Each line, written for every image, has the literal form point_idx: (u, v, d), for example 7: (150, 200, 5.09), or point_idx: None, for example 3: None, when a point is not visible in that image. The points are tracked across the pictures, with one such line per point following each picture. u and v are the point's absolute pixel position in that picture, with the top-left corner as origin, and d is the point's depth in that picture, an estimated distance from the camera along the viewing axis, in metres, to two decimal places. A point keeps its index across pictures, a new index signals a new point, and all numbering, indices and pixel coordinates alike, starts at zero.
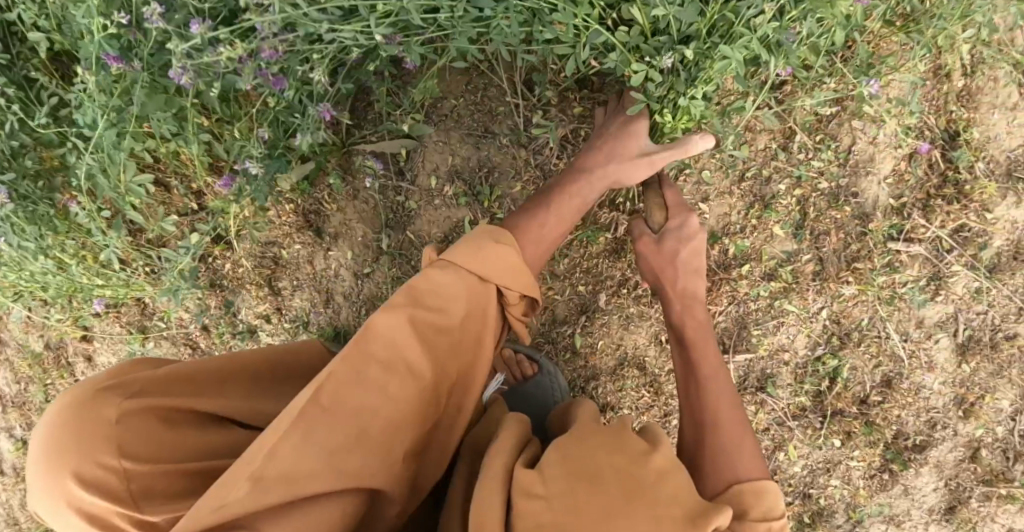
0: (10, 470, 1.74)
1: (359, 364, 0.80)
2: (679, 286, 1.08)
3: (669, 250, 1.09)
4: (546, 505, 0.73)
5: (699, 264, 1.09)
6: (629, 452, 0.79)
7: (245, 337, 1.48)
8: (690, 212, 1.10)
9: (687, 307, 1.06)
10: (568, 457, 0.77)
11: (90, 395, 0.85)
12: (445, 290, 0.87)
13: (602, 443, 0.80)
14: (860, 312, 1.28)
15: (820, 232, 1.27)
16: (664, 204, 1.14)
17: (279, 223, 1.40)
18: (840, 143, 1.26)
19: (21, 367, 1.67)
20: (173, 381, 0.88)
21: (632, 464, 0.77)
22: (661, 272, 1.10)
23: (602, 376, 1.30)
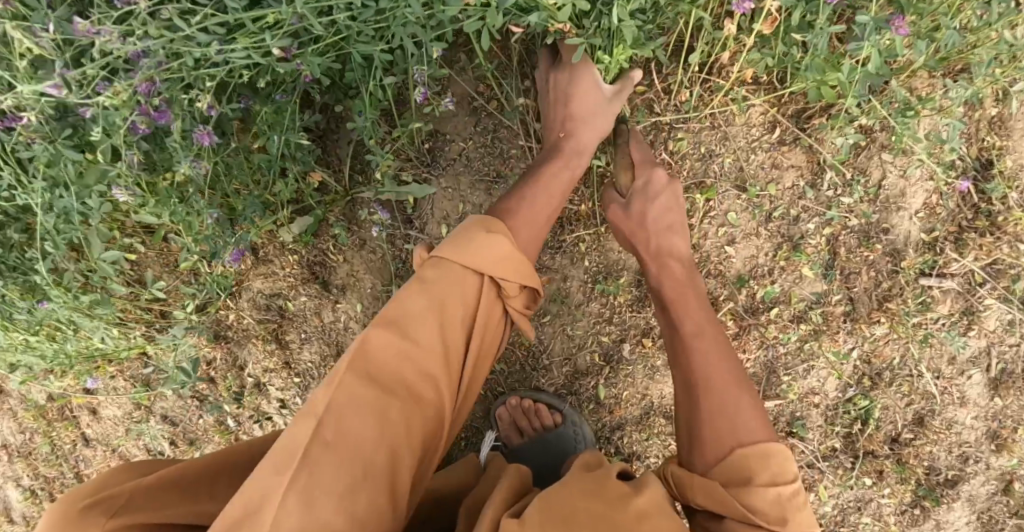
0: (19, 519, 1.68)
1: (357, 392, 0.77)
2: (652, 247, 1.05)
3: (635, 211, 1.07)
4: None
5: (673, 220, 1.06)
6: (608, 499, 0.78)
7: (253, 391, 1.43)
8: (653, 169, 1.08)
9: (663, 266, 1.04)
10: (551, 506, 0.75)
11: (72, 511, 0.81)
12: (446, 296, 0.84)
13: (591, 495, 0.78)
14: (891, 351, 1.24)
15: (850, 271, 1.21)
16: (630, 162, 1.12)
17: (284, 274, 1.36)
18: (870, 178, 1.20)
19: (24, 418, 1.60)
20: (165, 488, 0.85)
21: (611, 509, 0.76)
22: (631, 237, 1.07)
23: (628, 426, 1.25)
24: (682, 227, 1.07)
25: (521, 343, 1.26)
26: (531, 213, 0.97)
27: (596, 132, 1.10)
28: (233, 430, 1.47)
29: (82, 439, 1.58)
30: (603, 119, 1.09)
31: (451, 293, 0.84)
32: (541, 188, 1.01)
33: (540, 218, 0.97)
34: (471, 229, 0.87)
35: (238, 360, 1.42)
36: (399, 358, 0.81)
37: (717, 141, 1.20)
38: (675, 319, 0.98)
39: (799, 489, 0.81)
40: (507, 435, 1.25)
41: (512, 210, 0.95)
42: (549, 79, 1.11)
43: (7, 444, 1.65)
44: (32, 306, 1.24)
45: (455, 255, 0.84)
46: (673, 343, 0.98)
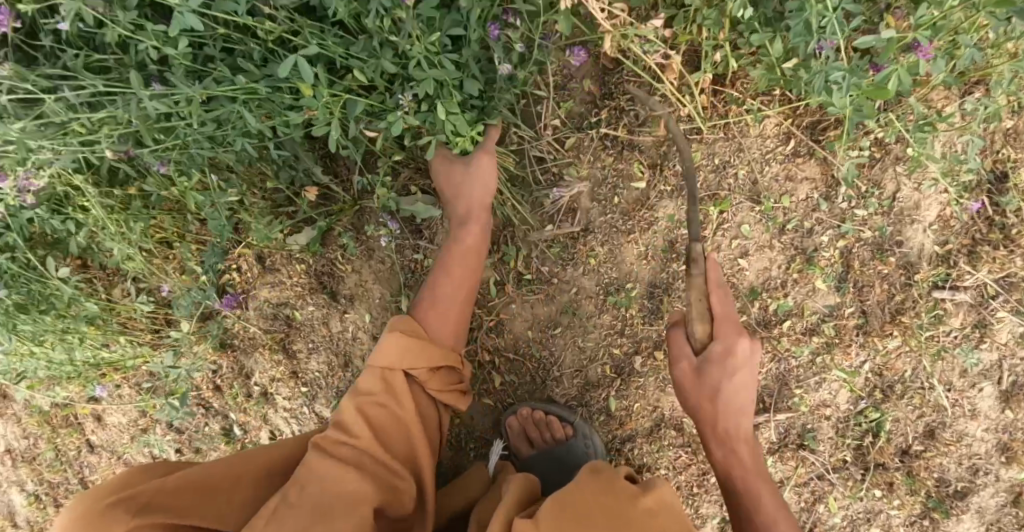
0: (23, 523, 1.66)
1: (316, 463, 0.90)
2: (721, 430, 1.01)
3: (709, 384, 0.99)
4: None
5: (745, 399, 1.00)
6: (619, 498, 0.83)
7: (261, 399, 1.43)
8: (738, 336, 0.98)
9: (732, 450, 1.01)
10: (571, 511, 0.79)
11: (98, 509, 0.88)
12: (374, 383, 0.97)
13: (604, 498, 0.82)
14: (903, 364, 1.23)
15: (863, 284, 1.21)
16: (707, 313, 1.01)
17: (291, 283, 1.35)
18: (884, 190, 1.19)
19: (28, 423, 1.59)
20: (183, 490, 0.91)
21: (622, 508, 0.81)
22: (699, 403, 1.01)
23: (639, 439, 1.24)
24: (756, 392, 1.01)
25: (532, 356, 1.25)
26: (442, 295, 1.05)
27: (484, 196, 1.10)
28: (240, 438, 1.48)
29: (88, 446, 1.58)
30: (483, 182, 1.10)
31: (374, 383, 0.97)
32: (444, 277, 1.07)
33: (444, 302, 1.05)
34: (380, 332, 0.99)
35: (245, 368, 1.43)
36: (348, 439, 0.93)
37: (731, 153, 1.18)
38: (737, 489, 1.00)
39: None
40: (516, 446, 1.24)
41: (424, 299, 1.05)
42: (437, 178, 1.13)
43: (10, 449, 1.63)
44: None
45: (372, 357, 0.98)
46: (733, 507, 1.01)
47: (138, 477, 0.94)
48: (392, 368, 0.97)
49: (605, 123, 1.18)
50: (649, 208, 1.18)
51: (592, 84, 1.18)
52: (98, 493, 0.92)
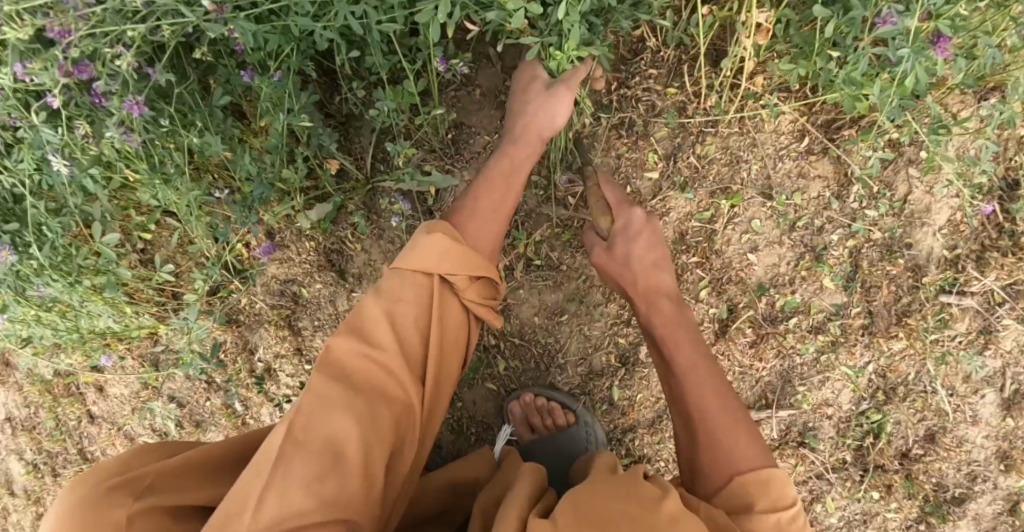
0: (20, 491, 1.65)
1: (326, 392, 0.83)
2: (640, 285, 1.01)
3: (619, 254, 1.02)
4: None
5: (656, 256, 1.02)
6: (640, 500, 0.79)
7: (264, 375, 1.44)
8: (632, 209, 1.04)
9: (653, 304, 1.00)
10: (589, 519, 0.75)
11: (100, 489, 0.82)
12: (404, 292, 0.88)
13: (629, 509, 0.77)
14: (907, 367, 1.24)
15: (871, 284, 1.21)
16: (606, 203, 1.07)
17: (299, 260, 1.36)
18: (896, 192, 1.19)
19: (30, 391, 1.60)
20: (184, 472, 0.86)
21: (643, 510, 0.77)
22: (618, 278, 1.03)
23: (640, 429, 1.24)
24: (672, 264, 1.03)
25: (537, 342, 1.25)
26: (481, 206, 0.97)
27: (542, 124, 1.04)
28: (241, 412, 1.49)
29: (89, 416, 1.58)
30: (555, 113, 1.04)
31: (405, 293, 0.88)
32: (488, 184, 1.00)
33: (485, 208, 0.97)
34: (419, 232, 0.90)
35: (249, 344, 1.44)
36: (365, 362, 0.85)
37: (745, 148, 1.18)
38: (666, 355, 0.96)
39: (799, 515, 0.83)
40: (517, 431, 1.24)
41: (462, 206, 0.97)
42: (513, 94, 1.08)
43: (11, 417, 1.64)
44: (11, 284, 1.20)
45: (405, 259, 0.89)
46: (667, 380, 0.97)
47: (138, 458, 0.88)
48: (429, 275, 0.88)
49: (621, 112, 1.19)
50: (660, 197, 1.20)
51: (610, 73, 1.18)
52: (96, 471, 0.85)
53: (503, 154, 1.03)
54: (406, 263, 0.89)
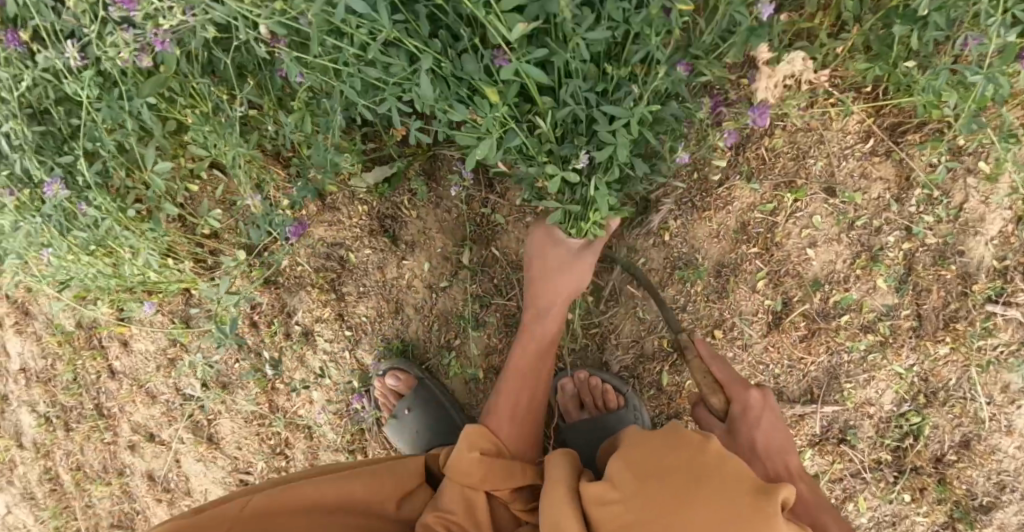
0: (28, 444, 1.61)
1: None
2: (780, 470, 0.97)
3: (745, 439, 0.99)
4: (624, 506, 0.82)
5: (780, 436, 1.00)
6: (688, 442, 0.86)
7: (300, 339, 1.41)
8: (745, 387, 1.03)
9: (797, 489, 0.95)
10: (646, 467, 0.84)
11: None
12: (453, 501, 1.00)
13: (673, 443, 0.86)
14: (949, 372, 1.25)
15: (922, 288, 1.23)
16: (714, 383, 1.06)
17: (349, 224, 1.34)
18: (952, 200, 1.20)
19: (49, 342, 1.57)
20: None
21: (695, 453, 0.84)
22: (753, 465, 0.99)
23: (686, 418, 1.24)
24: (794, 436, 1.01)
25: (591, 323, 1.27)
26: (511, 407, 1.14)
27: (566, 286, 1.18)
28: (272, 378, 1.46)
29: (110, 371, 1.55)
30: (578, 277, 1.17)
31: (456, 502, 0.99)
32: (514, 381, 1.17)
33: (515, 409, 1.14)
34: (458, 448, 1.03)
35: (287, 306, 1.42)
36: None
37: (812, 144, 1.20)
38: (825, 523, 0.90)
39: None
40: (566, 409, 1.27)
41: (493, 409, 1.14)
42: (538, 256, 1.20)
43: (26, 368, 1.60)
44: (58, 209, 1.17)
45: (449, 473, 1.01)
46: None
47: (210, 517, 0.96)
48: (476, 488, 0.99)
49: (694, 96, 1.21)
50: (727, 186, 1.21)
51: None
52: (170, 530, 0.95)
53: (528, 345, 1.20)
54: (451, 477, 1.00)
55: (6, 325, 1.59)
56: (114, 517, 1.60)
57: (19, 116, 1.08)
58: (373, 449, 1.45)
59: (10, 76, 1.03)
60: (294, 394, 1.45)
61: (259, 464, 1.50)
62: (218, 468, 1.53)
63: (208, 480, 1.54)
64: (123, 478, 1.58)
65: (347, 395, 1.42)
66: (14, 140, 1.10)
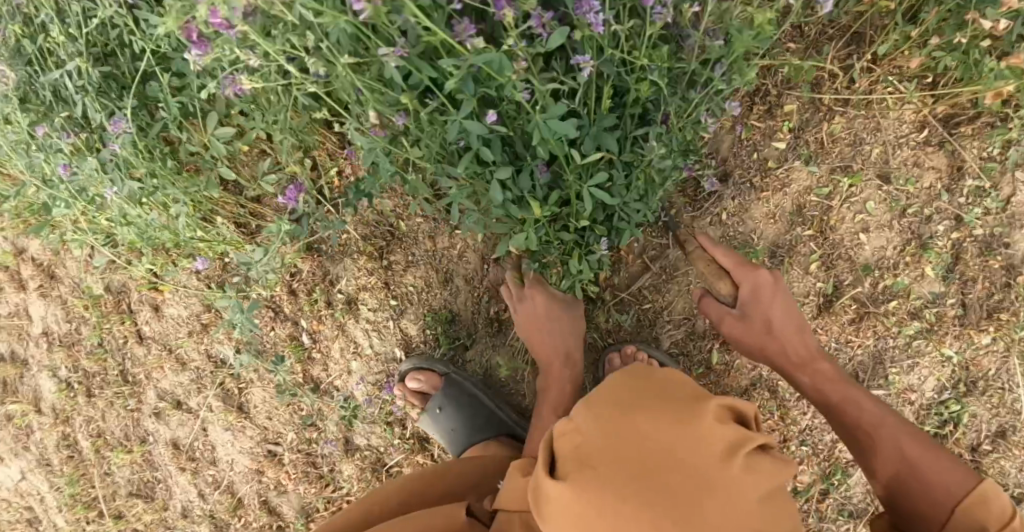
0: (48, 410, 1.59)
1: None
2: (795, 359, 1.09)
3: (761, 321, 1.09)
4: (583, 435, 0.82)
5: (795, 319, 1.09)
6: (648, 387, 0.87)
7: (342, 307, 1.41)
8: (755, 270, 1.09)
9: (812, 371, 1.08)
10: (598, 400, 0.85)
11: None
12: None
13: (627, 380, 0.88)
14: (989, 362, 1.27)
15: (968, 278, 1.25)
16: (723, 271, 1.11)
17: (402, 192, 1.35)
18: (1000, 192, 1.22)
19: (75, 306, 1.54)
20: None
21: (656, 397, 0.84)
22: (769, 351, 1.09)
23: (732, 395, 1.29)
24: (805, 322, 1.10)
25: (643, 299, 1.29)
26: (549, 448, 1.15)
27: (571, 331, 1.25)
28: (308, 346, 1.44)
29: (139, 337, 1.52)
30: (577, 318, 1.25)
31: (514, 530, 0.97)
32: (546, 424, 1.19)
33: None
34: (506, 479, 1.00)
35: (330, 275, 1.41)
36: None
37: (869, 130, 1.23)
38: (826, 394, 1.07)
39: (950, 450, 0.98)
40: None
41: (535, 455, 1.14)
42: (526, 313, 1.26)
43: (49, 331, 1.57)
44: (110, 155, 1.13)
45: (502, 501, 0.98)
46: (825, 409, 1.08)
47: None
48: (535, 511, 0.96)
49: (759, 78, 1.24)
50: (786, 168, 1.25)
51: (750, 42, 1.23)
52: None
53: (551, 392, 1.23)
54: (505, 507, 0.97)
55: (30, 288, 1.56)
56: (133, 486, 1.57)
57: (85, 56, 1.06)
58: (411, 423, 1.43)
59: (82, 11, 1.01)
60: (332, 364, 1.44)
61: (289, 435, 1.48)
62: (246, 438, 1.50)
63: (235, 450, 1.51)
64: (145, 446, 1.55)
65: (387, 367, 1.42)
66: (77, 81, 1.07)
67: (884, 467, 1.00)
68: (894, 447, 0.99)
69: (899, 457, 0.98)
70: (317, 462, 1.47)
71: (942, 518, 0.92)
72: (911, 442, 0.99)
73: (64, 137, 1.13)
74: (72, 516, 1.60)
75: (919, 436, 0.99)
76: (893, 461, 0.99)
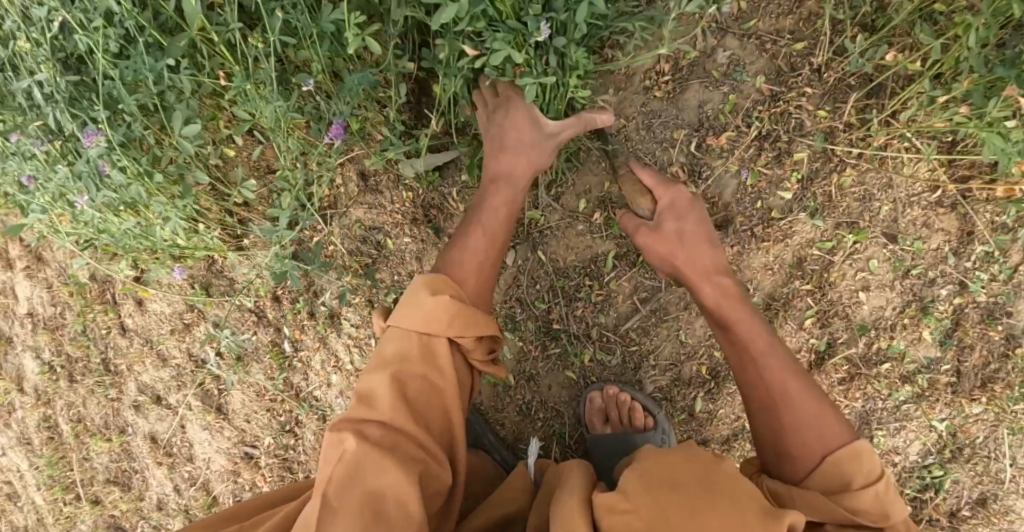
0: (30, 390, 1.58)
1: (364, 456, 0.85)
2: (698, 268, 1.00)
3: (670, 230, 1.02)
4: (637, 517, 0.76)
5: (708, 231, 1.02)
6: (702, 473, 0.80)
7: (325, 320, 1.39)
8: (676, 188, 1.05)
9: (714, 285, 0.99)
10: (659, 484, 0.78)
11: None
12: (436, 357, 0.92)
13: (678, 464, 0.81)
14: (978, 430, 1.23)
15: (965, 345, 1.21)
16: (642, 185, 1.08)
17: (391, 210, 1.32)
18: (1009, 259, 1.17)
19: (60, 291, 1.52)
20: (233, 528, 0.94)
21: (717, 491, 0.78)
22: (672, 258, 1.01)
23: (712, 445, 1.26)
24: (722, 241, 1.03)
25: (630, 341, 1.25)
26: (468, 257, 1.02)
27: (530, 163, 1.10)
28: (289, 355, 1.42)
29: (122, 329, 1.50)
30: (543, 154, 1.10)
31: (411, 349, 0.92)
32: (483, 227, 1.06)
33: (479, 263, 1.02)
34: (418, 291, 0.94)
35: (314, 286, 1.38)
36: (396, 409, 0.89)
37: (880, 186, 1.18)
38: (724, 318, 0.98)
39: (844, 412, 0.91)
40: (590, 421, 1.24)
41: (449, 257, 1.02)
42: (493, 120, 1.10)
43: (33, 313, 1.55)
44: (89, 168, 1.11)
45: (404, 318, 0.93)
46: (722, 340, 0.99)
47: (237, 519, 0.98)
48: (431, 333, 0.92)
49: (769, 123, 1.19)
50: (789, 219, 1.20)
51: (764, 83, 1.18)
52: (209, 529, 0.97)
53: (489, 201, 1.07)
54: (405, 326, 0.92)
55: (16, 268, 1.53)
56: (111, 473, 1.58)
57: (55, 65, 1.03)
58: None
59: (44, 14, 0.97)
60: (313, 374, 1.42)
61: (266, 439, 1.47)
62: (223, 438, 1.49)
63: (212, 449, 1.50)
64: (124, 436, 1.55)
65: None
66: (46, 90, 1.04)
67: (757, 401, 0.93)
68: (777, 379, 0.92)
69: (777, 388, 0.91)
70: (293, 468, 1.47)
71: (812, 464, 0.87)
72: (791, 377, 0.92)
73: (37, 145, 1.11)
74: (49, 495, 1.61)
75: (802, 374, 0.92)
76: (762, 391, 0.93)
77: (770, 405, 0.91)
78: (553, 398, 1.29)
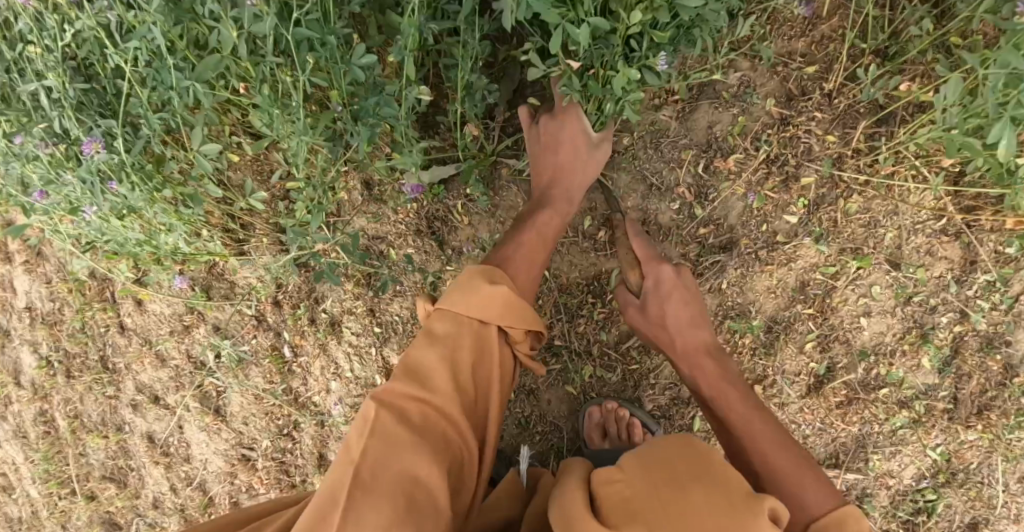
0: (26, 384, 1.58)
1: (400, 432, 0.82)
2: (680, 346, 1.05)
3: (655, 314, 1.07)
4: (628, 485, 0.75)
5: (692, 312, 1.06)
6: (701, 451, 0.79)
7: (325, 328, 1.39)
8: (660, 264, 1.07)
9: (698, 364, 1.03)
10: (653, 458, 0.78)
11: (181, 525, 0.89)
12: (484, 346, 0.91)
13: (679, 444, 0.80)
14: (973, 456, 1.23)
15: (964, 373, 1.21)
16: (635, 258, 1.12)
17: (395, 221, 1.32)
18: (1010, 288, 1.18)
19: (59, 287, 1.52)
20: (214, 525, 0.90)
21: (713, 465, 0.76)
22: (659, 336, 1.07)
23: None
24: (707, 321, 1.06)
25: (631, 360, 1.26)
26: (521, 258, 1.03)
27: (579, 177, 1.13)
28: (289, 360, 1.42)
29: (121, 328, 1.50)
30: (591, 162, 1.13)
31: (463, 336, 0.90)
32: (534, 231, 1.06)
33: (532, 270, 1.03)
34: (477, 279, 0.93)
35: (316, 293, 1.38)
36: (439, 393, 0.86)
37: (885, 213, 1.18)
38: (713, 396, 1.01)
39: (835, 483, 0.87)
40: (589, 435, 1.22)
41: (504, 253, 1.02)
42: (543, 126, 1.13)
43: (32, 308, 1.55)
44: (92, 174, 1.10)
45: (459, 301, 0.91)
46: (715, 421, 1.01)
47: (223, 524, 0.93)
48: (485, 322, 0.90)
49: (778, 147, 1.19)
50: (794, 243, 1.20)
51: (774, 106, 1.18)
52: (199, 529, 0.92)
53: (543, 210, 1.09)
54: (459, 310, 0.91)
55: (15, 262, 1.53)
56: (106, 470, 1.58)
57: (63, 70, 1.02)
58: None
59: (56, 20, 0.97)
60: (312, 380, 1.42)
61: (263, 442, 1.47)
62: (220, 440, 1.49)
63: (209, 450, 1.51)
64: (121, 434, 1.55)
65: (366, 390, 1.40)
66: (54, 95, 1.03)
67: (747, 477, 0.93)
68: (761, 453, 0.92)
69: (759, 461, 0.91)
70: (289, 471, 1.47)
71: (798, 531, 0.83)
72: (774, 443, 0.92)
73: (41, 147, 1.08)
74: (45, 489, 1.61)
75: (789, 442, 0.92)
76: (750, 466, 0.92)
77: (753, 471, 0.91)
78: (552, 413, 1.29)
